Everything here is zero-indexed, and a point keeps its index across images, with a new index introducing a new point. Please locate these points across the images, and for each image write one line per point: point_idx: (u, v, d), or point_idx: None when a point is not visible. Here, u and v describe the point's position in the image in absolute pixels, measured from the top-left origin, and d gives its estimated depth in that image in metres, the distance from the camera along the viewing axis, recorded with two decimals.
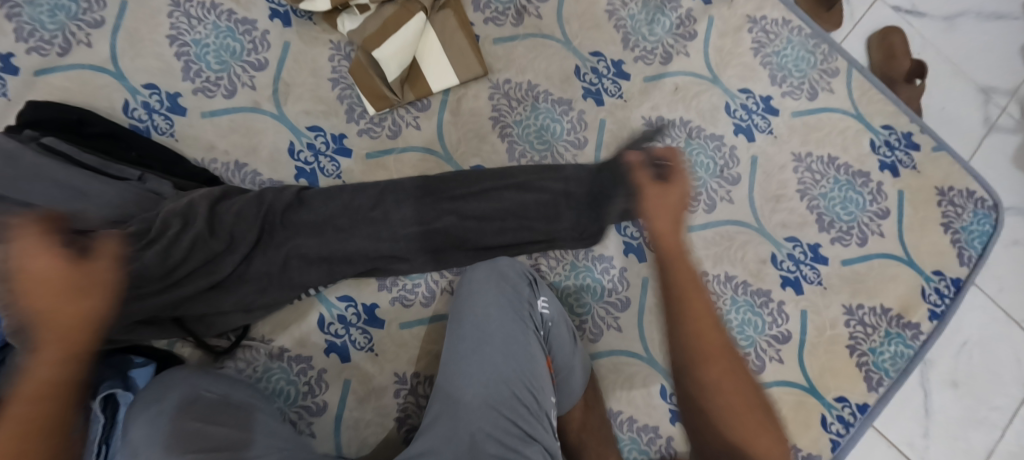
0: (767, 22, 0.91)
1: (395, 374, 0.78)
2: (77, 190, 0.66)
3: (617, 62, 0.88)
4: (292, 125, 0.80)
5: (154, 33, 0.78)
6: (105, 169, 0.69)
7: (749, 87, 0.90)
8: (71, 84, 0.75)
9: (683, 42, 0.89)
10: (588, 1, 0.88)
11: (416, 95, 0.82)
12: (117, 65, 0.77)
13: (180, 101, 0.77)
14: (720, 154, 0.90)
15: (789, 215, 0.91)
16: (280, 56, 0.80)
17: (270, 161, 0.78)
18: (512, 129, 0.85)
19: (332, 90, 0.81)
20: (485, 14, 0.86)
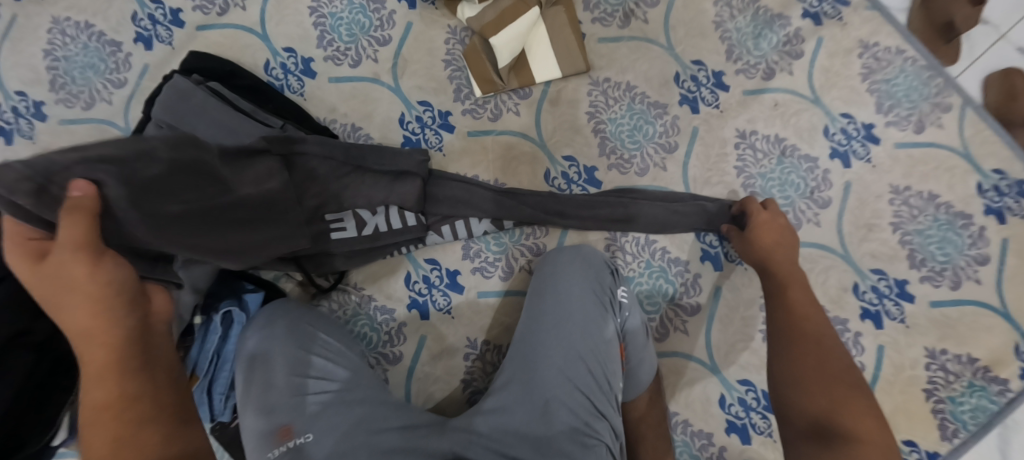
0: (880, 49, 0.90)
1: (467, 339, 0.85)
2: (227, 128, 0.76)
3: (717, 72, 0.89)
4: (405, 98, 0.87)
5: (298, 3, 0.87)
6: (254, 114, 0.79)
7: (852, 112, 0.89)
8: (225, 41, 0.86)
9: (789, 60, 0.90)
10: (696, 11, 0.90)
11: (520, 82, 0.87)
12: (263, 28, 0.86)
13: (312, 65, 0.86)
14: (813, 176, 0.89)
15: (879, 245, 0.89)
16: (403, 34, 0.88)
17: (382, 127, 0.86)
18: (606, 125, 0.89)
19: (444, 70, 0.88)
20: (593, 14, 0.90)
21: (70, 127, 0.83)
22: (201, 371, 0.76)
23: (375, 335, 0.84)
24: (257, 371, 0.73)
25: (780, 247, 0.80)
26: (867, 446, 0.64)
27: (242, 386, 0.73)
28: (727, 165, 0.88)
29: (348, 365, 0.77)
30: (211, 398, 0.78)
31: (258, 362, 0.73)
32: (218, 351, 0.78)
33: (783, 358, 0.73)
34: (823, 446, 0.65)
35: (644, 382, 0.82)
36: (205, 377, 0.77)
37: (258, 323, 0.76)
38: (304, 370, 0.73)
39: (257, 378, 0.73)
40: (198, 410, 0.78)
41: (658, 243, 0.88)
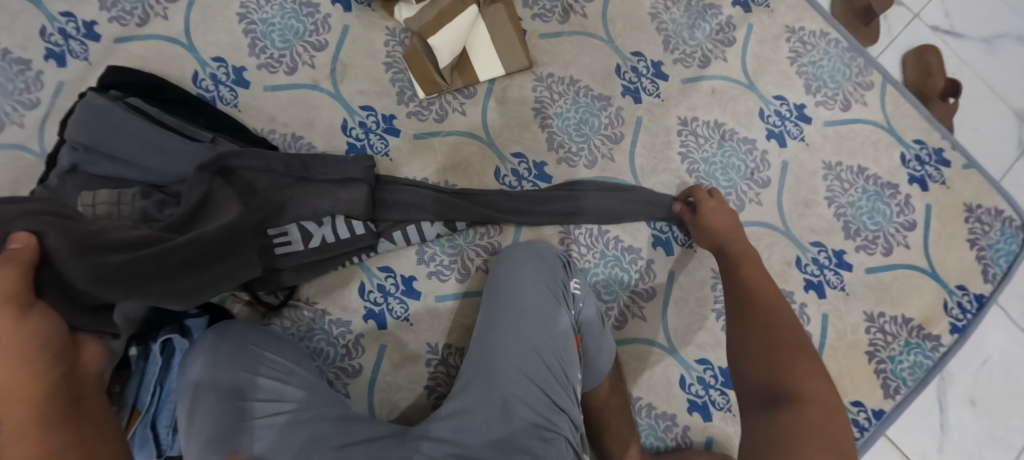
0: (805, 33, 0.94)
1: (428, 344, 0.84)
2: (154, 146, 0.72)
3: (656, 62, 0.91)
4: (347, 104, 0.84)
5: (226, 10, 0.83)
6: (182, 129, 0.75)
7: (784, 94, 0.93)
8: (147, 53, 0.81)
9: (722, 48, 0.93)
10: (633, 3, 0.92)
11: (464, 81, 0.86)
12: (189, 38, 0.82)
13: (245, 74, 0.83)
14: (752, 157, 0.92)
15: (817, 220, 0.93)
16: (339, 38, 0.85)
17: (325, 135, 0.83)
18: (553, 120, 0.89)
19: (386, 73, 0.86)
20: (533, 10, 0.90)
21: None
22: (143, 405, 0.73)
23: (332, 349, 0.82)
24: (200, 399, 0.68)
25: (729, 229, 0.83)
26: (811, 405, 0.63)
27: (184, 420, 0.68)
28: (672, 152, 0.91)
29: (299, 384, 0.74)
30: (155, 435, 0.74)
31: (200, 391, 0.69)
32: (159, 384, 0.74)
33: (744, 326, 0.73)
34: (771, 410, 0.64)
35: (603, 372, 0.82)
36: (146, 412, 0.73)
37: (202, 348, 0.72)
38: (251, 394, 0.70)
39: (200, 409, 0.68)
40: (140, 450, 0.73)
41: (610, 233, 0.89)
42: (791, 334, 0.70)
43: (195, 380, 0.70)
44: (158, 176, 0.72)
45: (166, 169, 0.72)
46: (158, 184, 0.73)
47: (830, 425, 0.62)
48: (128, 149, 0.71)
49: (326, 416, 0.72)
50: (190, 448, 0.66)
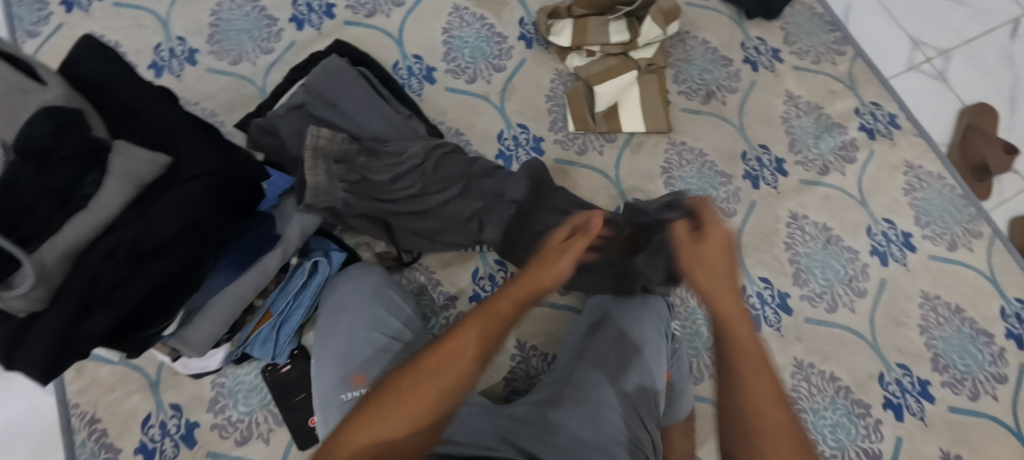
0: (922, 172, 1.02)
1: (517, 340, 0.89)
2: (366, 107, 0.85)
3: (779, 159, 1.01)
4: (507, 118, 0.98)
5: (435, 23, 1.00)
6: (388, 102, 0.89)
7: (893, 219, 0.99)
8: (364, 37, 0.98)
9: (843, 162, 1.01)
10: (768, 105, 1.03)
11: (609, 127, 0.98)
12: (400, 35, 0.99)
13: (434, 73, 0.98)
14: (852, 266, 0.97)
15: (906, 341, 0.95)
16: (516, 66, 1.00)
17: (481, 138, 0.96)
18: (676, 182, 0.98)
19: (545, 103, 0.99)
20: (681, 88, 1.03)
21: (211, 74, 0.93)
22: (277, 310, 0.77)
23: (433, 317, 0.88)
24: (341, 315, 0.77)
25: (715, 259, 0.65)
26: None
27: (324, 330, 0.77)
28: (777, 239, 0.97)
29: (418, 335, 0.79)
30: (275, 339, 0.79)
31: (341, 308, 0.77)
32: (296, 294, 0.79)
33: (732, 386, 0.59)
34: None
35: (683, 413, 0.83)
36: (277, 316, 0.78)
37: (352, 273, 0.80)
38: (378, 327, 0.77)
39: (338, 327, 0.76)
40: (258, 349, 0.78)
41: None
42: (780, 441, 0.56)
43: (342, 298, 0.78)
44: (363, 131, 0.85)
45: (373, 127, 0.85)
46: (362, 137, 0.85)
47: None
48: (349, 106, 0.84)
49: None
50: (324, 353, 0.75)
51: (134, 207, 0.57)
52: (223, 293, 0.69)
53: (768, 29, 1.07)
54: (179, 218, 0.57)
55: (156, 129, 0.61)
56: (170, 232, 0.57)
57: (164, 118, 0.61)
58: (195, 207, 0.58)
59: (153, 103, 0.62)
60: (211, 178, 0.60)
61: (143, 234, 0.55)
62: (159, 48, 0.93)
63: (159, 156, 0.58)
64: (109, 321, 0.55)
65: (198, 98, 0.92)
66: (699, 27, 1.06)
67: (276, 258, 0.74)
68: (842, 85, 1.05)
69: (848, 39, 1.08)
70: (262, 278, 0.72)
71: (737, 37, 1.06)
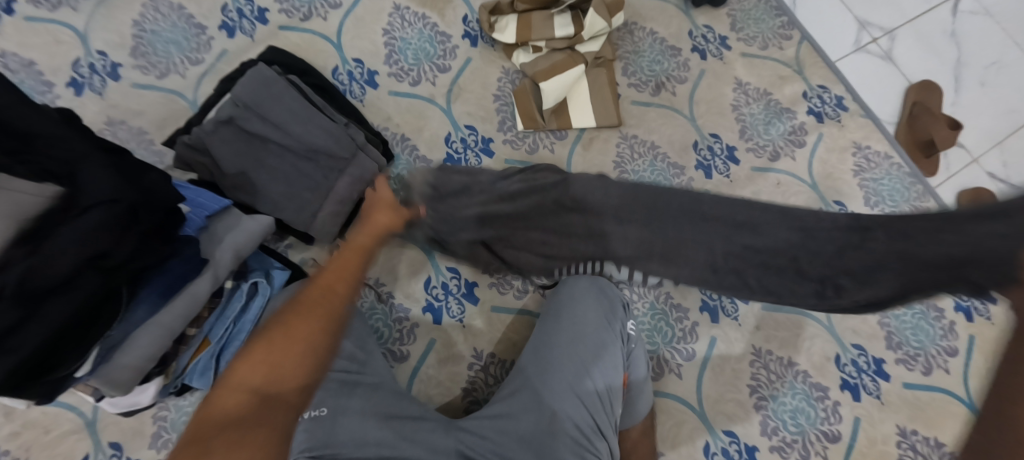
0: (871, 152, 1.03)
1: (474, 348, 0.88)
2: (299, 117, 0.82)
3: (731, 147, 1.00)
4: (454, 120, 0.95)
5: (375, 24, 0.97)
6: (324, 110, 0.85)
7: (844, 202, 1.00)
8: (300, 43, 0.94)
9: (794, 147, 1.01)
10: (718, 93, 1.03)
11: (559, 124, 0.96)
12: (339, 39, 0.95)
13: (376, 77, 0.95)
14: None
15: (860, 323, 0.96)
16: (461, 66, 0.98)
17: (429, 143, 0.94)
18: (629, 176, 0.97)
19: (494, 103, 0.97)
20: (630, 80, 1.02)
21: (138, 90, 0.89)
22: (216, 336, 0.75)
23: (386, 330, 0.86)
24: None
25: None
26: None
27: None
28: None
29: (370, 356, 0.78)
30: (214, 367, 0.75)
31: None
32: (235, 320, 0.76)
33: None
34: None
35: (641, 413, 0.83)
36: (217, 343, 0.75)
37: (292, 295, 0.77)
38: None
39: None
40: (195, 379, 0.74)
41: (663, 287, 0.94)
42: None
43: None
44: (297, 144, 0.82)
45: (307, 137, 0.82)
46: (296, 150, 0.82)
47: None
48: (278, 118, 0.81)
49: (388, 386, 0.76)
50: None
51: (24, 244, 0.54)
52: (149, 324, 0.66)
53: (715, 16, 1.06)
54: (77, 254, 0.54)
55: (53, 157, 0.57)
56: (66, 269, 0.53)
57: (61, 145, 0.57)
58: (93, 238, 0.54)
59: (46, 127, 0.57)
60: (112, 207, 0.56)
61: (35, 270, 0.52)
62: (79, 64, 0.88)
63: (45, 187, 0.55)
64: (8, 365, 0.52)
65: (126, 116, 0.88)
66: (646, 17, 1.05)
67: (208, 283, 0.70)
68: (790, 69, 1.05)
69: (795, 23, 1.08)
70: (192, 306, 0.69)
71: (685, 25, 1.05)
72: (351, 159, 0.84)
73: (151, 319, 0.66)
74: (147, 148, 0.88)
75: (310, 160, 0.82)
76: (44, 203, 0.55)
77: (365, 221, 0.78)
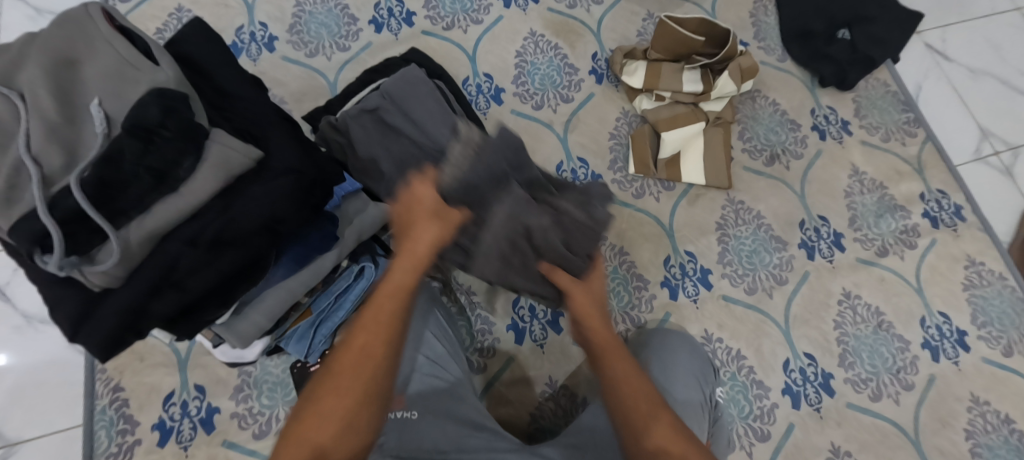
0: (984, 268, 0.99)
1: (548, 376, 0.86)
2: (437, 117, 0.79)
3: (838, 233, 0.97)
4: (568, 150, 0.96)
5: (510, 45, 1.00)
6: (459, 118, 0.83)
7: (948, 314, 0.96)
8: (438, 49, 0.98)
9: (903, 247, 0.98)
10: (834, 176, 1.00)
11: (669, 175, 0.96)
12: (474, 53, 0.98)
13: (502, 94, 0.97)
14: (902, 356, 0.93)
15: (950, 445, 0.90)
16: (584, 100, 0.99)
17: (540, 166, 0.94)
18: (730, 240, 0.95)
19: (608, 140, 0.97)
20: (746, 145, 1.00)
21: (286, 64, 0.94)
22: (319, 309, 0.77)
23: (469, 339, 0.86)
24: None
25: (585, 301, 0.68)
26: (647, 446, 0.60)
27: None
28: (827, 315, 0.93)
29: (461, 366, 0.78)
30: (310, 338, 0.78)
31: None
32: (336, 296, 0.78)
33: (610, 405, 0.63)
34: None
35: None
36: (317, 315, 0.77)
37: None
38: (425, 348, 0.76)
39: None
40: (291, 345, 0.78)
41: (746, 360, 0.90)
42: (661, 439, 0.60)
43: None
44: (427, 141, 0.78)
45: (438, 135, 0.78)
46: (422, 145, 0.78)
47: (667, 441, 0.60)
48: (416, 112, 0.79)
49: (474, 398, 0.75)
50: None
51: (223, 196, 0.57)
52: (277, 287, 0.69)
53: (840, 99, 1.05)
54: (262, 216, 0.58)
55: (252, 121, 0.62)
56: (253, 226, 0.57)
57: (253, 112, 0.63)
58: (279, 203, 0.58)
59: (248, 93, 0.64)
60: (298, 176, 0.60)
61: (230, 224, 0.56)
62: (241, 30, 0.94)
63: (250, 148, 0.58)
64: (179, 304, 0.56)
65: (269, 84, 0.92)
66: (771, 87, 1.04)
67: (332, 257, 0.73)
68: (910, 167, 1.03)
69: (921, 121, 1.06)
70: (314, 275, 0.72)
71: (808, 102, 1.04)
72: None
73: (279, 283, 0.69)
74: None
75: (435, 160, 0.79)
76: (248, 164, 0.58)
77: (399, 244, 0.63)
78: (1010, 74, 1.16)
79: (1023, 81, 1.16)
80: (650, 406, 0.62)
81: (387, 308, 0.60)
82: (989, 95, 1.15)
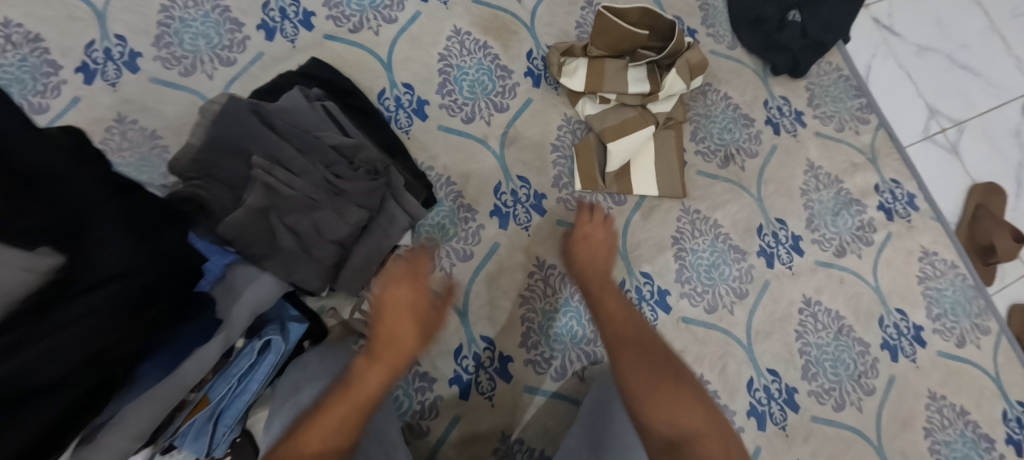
0: (938, 258, 0.97)
1: (500, 431, 0.78)
2: (325, 154, 0.71)
3: (796, 235, 0.92)
4: (506, 168, 0.85)
5: (432, 46, 0.86)
6: (357, 150, 0.73)
7: (907, 311, 0.93)
8: (346, 57, 0.83)
9: (861, 244, 0.94)
10: (789, 174, 0.94)
11: (620, 189, 0.87)
12: (389, 59, 0.84)
13: (426, 107, 0.84)
14: (863, 360, 0.90)
15: (911, 445, 0.89)
16: (520, 107, 0.87)
17: (476, 190, 0.83)
18: (687, 254, 0.88)
19: (551, 153, 0.87)
20: (699, 146, 0.92)
21: (161, 88, 0.77)
22: (216, 396, 0.64)
23: (407, 401, 0.76)
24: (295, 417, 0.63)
25: (592, 260, 0.77)
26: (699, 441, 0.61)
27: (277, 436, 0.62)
28: (789, 326, 0.89)
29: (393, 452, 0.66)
30: (212, 432, 0.66)
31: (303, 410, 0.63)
32: (239, 380, 0.66)
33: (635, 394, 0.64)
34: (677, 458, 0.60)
35: None
36: (216, 404, 0.65)
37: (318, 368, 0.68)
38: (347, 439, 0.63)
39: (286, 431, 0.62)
40: (191, 446, 0.65)
41: (710, 385, 0.84)
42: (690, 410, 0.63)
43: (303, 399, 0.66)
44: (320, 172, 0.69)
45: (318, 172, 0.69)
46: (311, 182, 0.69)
47: (711, 433, 0.62)
48: (298, 154, 0.69)
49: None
50: None
51: (11, 327, 0.42)
52: (149, 394, 0.56)
53: (792, 88, 0.98)
54: (78, 348, 0.44)
55: (48, 210, 0.45)
56: (63, 362, 0.43)
57: (68, 194, 0.47)
58: (104, 323, 0.45)
59: (58, 165, 0.47)
60: (128, 282, 0.46)
61: (33, 364, 0.42)
62: (92, 47, 0.75)
63: (38, 261, 0.44)
64: None
65: (140, 114, 0.76)
66: (720, 79, 0.96)
67: (217, 345, 0.61)
68: (864, 157, 0.98)
69: (873, 106, 1.01)
70: (197, 369, 0.59)
71: (761, 93, 0.97)
72: (377, 211, 0.73)
73: (147, 393, 0.56)
74: (160, 155, 0.75)
75: (328, 204, 0.69)
76: (39, 278, 0.44)
77: (376, 310, 0.70)
78: (954, 47, 1.13)
79: (966, 54, 1.13)
80: (691, 397, 0.64)
81: (369, 382, 0.63)
82: (933, 70, 1.11)
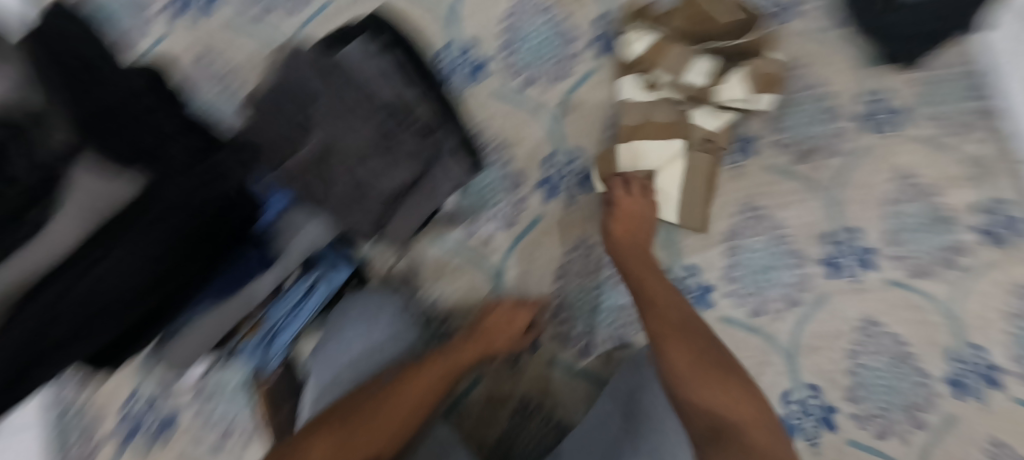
0: None
1: (521, 397, 0.79)
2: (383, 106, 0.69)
3: (871, 247, 0.83)
4: (559, 138, 0.82)
5: (496, 5, 0.84)
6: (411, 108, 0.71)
7: (987, 351, 0.79)
8: (414, 13, 0.84)
9: (945, 267, 0.81)
10: (874, 177, 0.84)
11: None
12: (455, 18, 0.84)
13: (485, 68, 0.83)
14: (919, 394, 0.80)
15: None
16: (583, 76, 0.84)
17: (527, 157, 0.82)
18: (741, 252, 0.85)
19: (603, 128, 0.83)
20: (775, 137, 0.87)
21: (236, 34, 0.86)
22: (272, 320, 0.73)
23: None
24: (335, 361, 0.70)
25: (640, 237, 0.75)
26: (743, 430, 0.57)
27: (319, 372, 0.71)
28: (842, 343, 0.83)
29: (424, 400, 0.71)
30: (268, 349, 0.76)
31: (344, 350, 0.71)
32: (289, 311, 0.74)
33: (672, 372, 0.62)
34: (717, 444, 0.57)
35: None
36: (270, 327, 0.74)
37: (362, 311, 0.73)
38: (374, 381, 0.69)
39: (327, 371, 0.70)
40: (250, 356, 0.77)
41: None
42: (730, 390, 0.60)
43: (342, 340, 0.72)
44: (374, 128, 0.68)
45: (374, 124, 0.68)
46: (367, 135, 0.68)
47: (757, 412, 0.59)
48: (357, 101, 0.68)
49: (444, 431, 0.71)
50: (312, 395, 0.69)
51: (93, 242, 0.57)
52: (212, 313, 0.67)
53: (899, 79, 0.85)
54: (147, 264, 0.56)
55: (126, 145, 0.59)
56: (127, 275, 0.56)
57: (147, 122, 0.62)
58: (138, 251, 0.55)
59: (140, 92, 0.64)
60: (175, 216, 0.57)
61: (100, 275, 0.55)
62: None
63: (115, 186, 0.58)
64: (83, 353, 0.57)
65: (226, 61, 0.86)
66: (811, 64, 0.87)
67: (269, 278, 0.68)
68: (967, 172, 0.82)
69: (1000, 107, 0.82)
70: (248, 300, 0.68)
71: (861, 83, 0.86)
72: (427, 170, 0.72)
73: (210, 308, 0.67)
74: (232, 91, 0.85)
75: (381, 156, 0.68)
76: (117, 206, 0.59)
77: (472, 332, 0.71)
78: None
79: None
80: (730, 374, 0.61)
81: (432, 374, 0.65)
82: None
